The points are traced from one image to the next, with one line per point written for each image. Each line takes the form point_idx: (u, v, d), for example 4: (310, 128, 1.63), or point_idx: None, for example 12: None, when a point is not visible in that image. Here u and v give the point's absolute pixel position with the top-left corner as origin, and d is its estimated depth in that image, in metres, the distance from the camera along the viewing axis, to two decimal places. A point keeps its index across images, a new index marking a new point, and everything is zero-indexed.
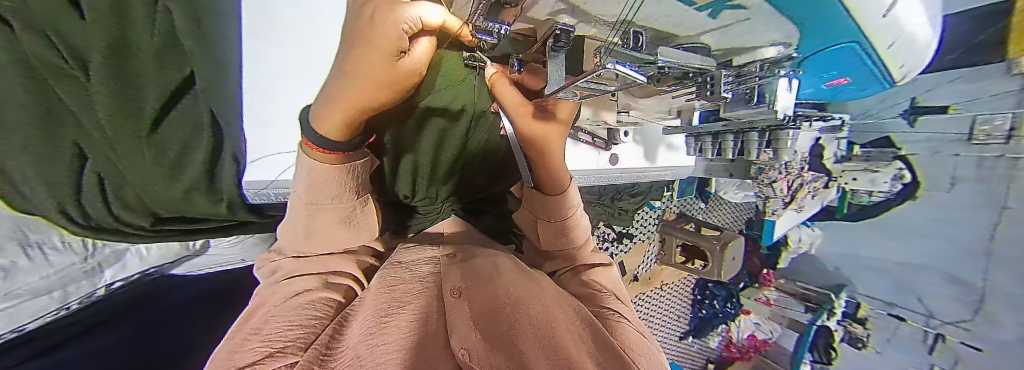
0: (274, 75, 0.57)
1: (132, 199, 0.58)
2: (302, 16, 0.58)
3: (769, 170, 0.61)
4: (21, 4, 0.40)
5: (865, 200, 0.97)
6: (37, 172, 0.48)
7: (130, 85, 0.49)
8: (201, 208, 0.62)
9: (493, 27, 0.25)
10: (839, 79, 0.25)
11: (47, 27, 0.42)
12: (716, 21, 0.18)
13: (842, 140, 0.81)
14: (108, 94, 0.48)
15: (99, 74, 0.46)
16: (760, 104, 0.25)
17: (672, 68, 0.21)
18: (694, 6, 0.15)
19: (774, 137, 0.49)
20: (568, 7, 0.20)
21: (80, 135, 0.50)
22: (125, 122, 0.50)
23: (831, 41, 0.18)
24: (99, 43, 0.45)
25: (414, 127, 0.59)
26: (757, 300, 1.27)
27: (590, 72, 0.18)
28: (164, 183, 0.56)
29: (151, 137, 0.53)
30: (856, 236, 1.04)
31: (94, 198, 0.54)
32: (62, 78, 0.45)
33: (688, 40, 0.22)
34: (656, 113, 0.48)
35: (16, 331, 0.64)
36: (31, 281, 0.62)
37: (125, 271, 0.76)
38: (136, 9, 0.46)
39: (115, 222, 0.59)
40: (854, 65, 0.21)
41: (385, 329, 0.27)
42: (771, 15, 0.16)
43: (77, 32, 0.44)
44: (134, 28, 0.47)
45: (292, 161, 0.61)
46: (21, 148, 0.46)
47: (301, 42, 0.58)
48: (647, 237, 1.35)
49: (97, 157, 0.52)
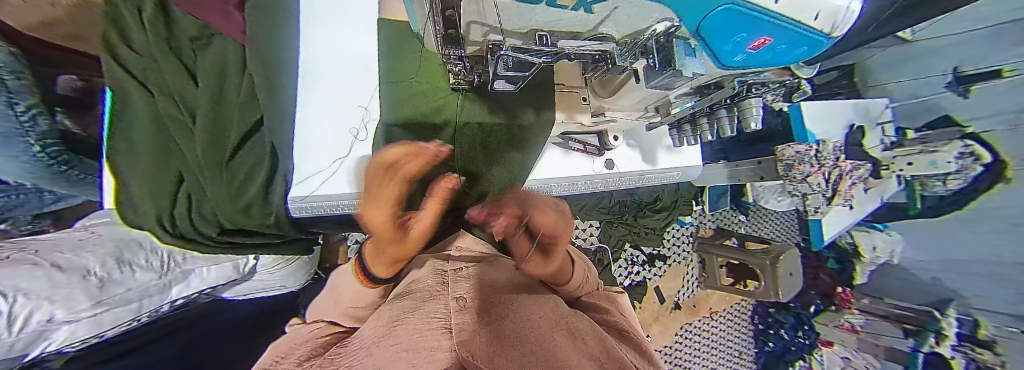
0: (324, 101, 0.64)
1: (208, 214, 0.56)
2: (332, 55, 0.65)
3: (799, 165, 0.80)
4: (160, 80, 0.50)
5: (940, 189, 0.87)
6: (150, 195, 0.51)
7: (219, 122, 0.54)
8: (255, 221, 0.59)
9: (456, 53, 0.35)
10: (760, 41, 0.24)
11: (174, 91, 0.51)
12: (597, 14, 0.22)
13: (886, 125, 0.92)
14: (204, 133, 0.52)
15: (203, 117, 0.52)
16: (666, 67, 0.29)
17: (574, 51, 0.28)
18: (569, 8, 0.21)
19: (741, 109, 0.43)
20: (492, 27, 0.26)
21: (182, 165, 0.52)
22: (214, 149, 0.53)
23: (713, 5, 0.19)
24: (205, 97, 0.52)
25: (404, 134, 0.50)
26: (838, 327, 1.01)
27: (499, 59, 0.30)
28: (229, 199, 0.55)
29: (229, 164, 0.55)
30: (938, 233, 0.92)
31: (182, 215, 0.54)
32: (174, 123, 0.51)
33: (592, 33, 0.26)
34: (636, 112, 0.52)
35: (97, 339, 0.50)
36: (121, 292, 0.49)
37: (190, 289, 0.62)
38: (230, 73, 0.55)
39: (194, 231, 0.57)
40: (761, 25, 0.21)
41: (401, 320, 0.25)
42: (631, 3, 0.20)
43: (188, 92, 0.52)
44: (229, 84, 0.55)
45: (329, 172, 0.62)
46: (146, 177, 0.50)
47: (340, 72, 0.65)
48: (683, 259, 1.20)
49: (192, 183, 0.54)
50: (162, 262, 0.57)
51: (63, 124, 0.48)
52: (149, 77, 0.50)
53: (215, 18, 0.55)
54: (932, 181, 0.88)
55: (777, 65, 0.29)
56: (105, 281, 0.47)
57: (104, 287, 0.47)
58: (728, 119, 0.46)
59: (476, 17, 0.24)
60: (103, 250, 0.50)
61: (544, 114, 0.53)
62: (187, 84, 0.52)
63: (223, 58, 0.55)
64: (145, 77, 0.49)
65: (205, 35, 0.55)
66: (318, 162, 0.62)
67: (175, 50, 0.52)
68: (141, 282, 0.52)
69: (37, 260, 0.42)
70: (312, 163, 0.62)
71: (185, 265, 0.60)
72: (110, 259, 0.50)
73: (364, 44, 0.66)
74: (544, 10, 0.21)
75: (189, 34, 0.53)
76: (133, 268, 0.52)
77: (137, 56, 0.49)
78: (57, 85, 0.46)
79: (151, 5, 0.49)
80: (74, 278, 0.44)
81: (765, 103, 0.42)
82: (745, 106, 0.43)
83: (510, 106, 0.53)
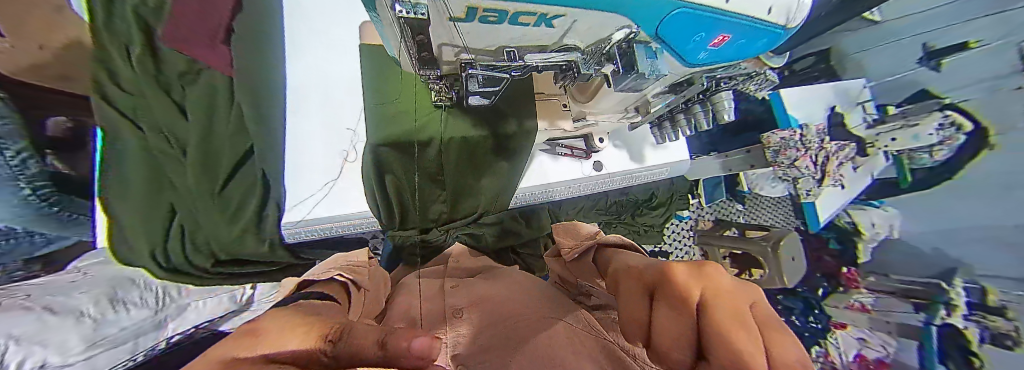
0: (310, 128, 0.69)
1: (202, 244, 0.57)
2: (318, 83, 0.71)
3: (785, 150, 0.82)
4: (151, 116, 0.49)
5: (928, 161, 0.83)
6: (145, 231, 0.52)
7: (211, 152, 0.54)
8: (249, 248, 0.61)
9: (432, 73, 0.36)
10: (719, 38, 0.25)
11: (163, 126, 0.50)
12: (558, 28, 0.24)
13: (867, 103, 0.96)
14: (196, 166, 0.52)
15: (196, 150, 0.52)
16: (629, 71, 0.29)
17: (544, 63, 0.29)
18: (532, 25, 0.22)
19: (714, 103, 0.45)
20: (462, 47, 0.27)
21: (175, 198, 0.52)
22: (205, 180, 0.53)
23: (666, 10, 0.21)
24: (196, 131, 0.52)
25: (395, 155, 0.52)
26: (848, 307, 0.90)
27: (466, 76, 0.33)
28: (224, 224, 0.57)
29: (221, 193, 0.55)
30: (931, 203, 0.82)
31: (175, 247, 0.55)
32: (165, 157, 0.50)
33: (558, 45, 0.27)
34: (617, 114, 0.54)
35: None
36: (113, 332, 0.54)
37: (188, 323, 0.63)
38: (220, 106, 0.55)
39: (187, 264, 0.58)
40: (715, 22, 0.22)
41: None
42: (586, 14, 0.21)
43: (180, 127, 0.51)
44: (218, 117, 0.55)
45: (321, 195, 0.66)
46: (140, 213, 0.50)
47: (324, 100, 0.70)
48: (686, 254, 1.17)
49: (185, 215, 0.53)
50: (155, 298, 0.63)
51: (52, 165, 0.47)
52: (140, 115, 0.49)
53: (204, 53, 0.55)
54: (917, 153, 0.85)
55: (743, 58, 0.30)
56: (99, 322, 0.53)
57: (98, 327, 0.52)
58: (703, 114, 0.47)
59: (446, 39, 0.26)
60: (95, 291, 0.56)
61: (526, 124, 0.55)
62: (177, 118, 0.51)
63: (214, 91, 0.55)
64: (136, 115, 0.48)
65: (193, 69, 0.54)
66: (310, 186, 0.66)
67: (164, 87, 0.51)
68: (134, 321, 0.57)
69: (30, 304, 0.46)
70: (303, 188, 0.66)
71: (182, 300, 0.66)
72: (103, 300, 0.56)
73: (346, 70, 0.72)
74: (507, 27, 0.23)
75: (177, 69, 0.52)
76: (127, 306, 0.58)
77: (125, 95, 0.47)
78: (47, 128, 0.45)
79: (139, 42, 0.48)
80: (67, 320, 0.49)
81: (735, 95, 0.44)
82: (717, 100, 0.44)
83: (497, 119, 0.56)
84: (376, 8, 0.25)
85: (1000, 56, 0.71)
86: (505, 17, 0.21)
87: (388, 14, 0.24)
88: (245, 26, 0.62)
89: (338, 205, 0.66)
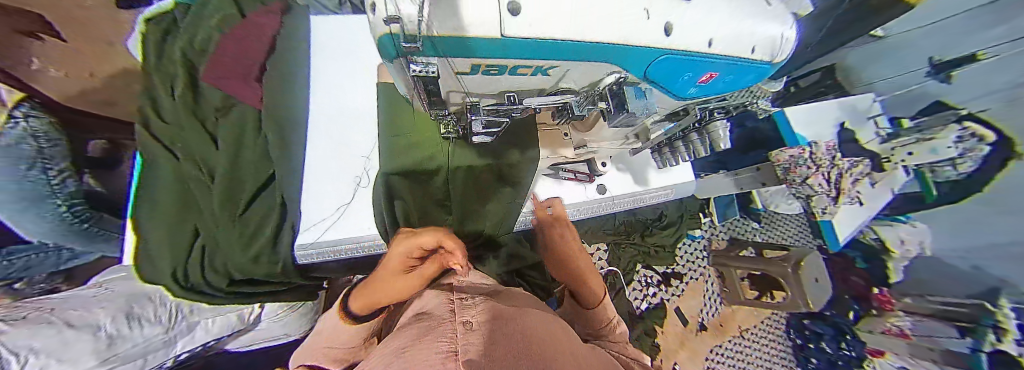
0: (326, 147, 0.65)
1: (220, 266, 0.59)
2: (336, 108, 0.69)
3: (794, 169, 0.79)
4: (188, 146, 0.58)
5: (953, 174, 0.91)
6: (169, 249, 0.56)
7: (235, 178, 0.59)
8: (262, 270, 0.61)
9: (439, 112, 0.39)
10: (706, 75, 0.27)
11: (197, 154, 0.58)
12: (552, 75, 0.26)
13: (877, 118, 0.98)
14: (222, 190, 0.57)
15: (224, 176, 0.57)
16: (618, 111, 0.29)
17: (541, 106, 0.32)
18: (530, 73, 0.24)
19: (710, 133, 0.46)
20: (469, 93, 0.30)
21: (198, 219, 0.58)
22: (227, 205, 0.58)
23: (655, 57, 0.23)
24: (223, 160, 0.58)
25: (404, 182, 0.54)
26: None
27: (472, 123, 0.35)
28: (242, 246, 0.59)
29: (242, 216, 0.59)
30: (958, 222, 0.94)
31: (196, 269, 0.58)
32: (195, 182, 0.57)
33: (554, 88, 0.29)
34: (616, 141, 0.56)
35: None
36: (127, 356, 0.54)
37: (194, 341, 0.65)
38: (247, 137, 0.61)
39: (206, 285, 0.60)
40: (699, 63, 0.24)
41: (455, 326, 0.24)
42: (579, 63, 0.23)
43: (211, 156, 0.58)
44: (246, 149, 0.61)
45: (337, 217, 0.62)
46: (165, 232, 0.56)
47: (343, 121, 0.68)
48: (700, 274, 1.13)
49: (205, 235, 0.58)
50: (168, 315, 0.61)
51: (88, 183, 0.54)
52: (179, 145, 0.57)
53: (241, 91, 0.62)
54: (941, 167, 0.92)
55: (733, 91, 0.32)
56: (114, 338, 0.51)
57: (112, 345, 0.51)
58: (700, 142, 0.48)
59: (453, 87, 0.28)
60: (114, 305, 0.55)
61: (529, 153, 0.57)
62: (209, 147, 0.59)
63: (243, 124, 0.61)
64: (173, 145, 0.57)
65: (227, 104, 0.61)
66: (323, 208, 0.62)
67: (201, 120, 0.59)
68: (148, 338, 0.56)
69: (53, 319, 0.46)
70: (314, 211, 0.61)
71: (194, 317, 0.65)
72: (121, 315, 0.54)
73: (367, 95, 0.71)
74: (507, 76, 0.25)
75: (214, 105, 0.60)
76: (141, 323, 0.56)
77: (167, 126, 0.57)
78: (90, 148, 0.54)
79: (182, 81, 0.59)
80: (86, 336, 0.48)
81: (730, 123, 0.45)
82: (711, 129, 0.45)
83: (496, 148, 0.57)
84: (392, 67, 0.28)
85: (1007, 69, 0.80)
86: (505, 70, 0.23)
87: (404, 71, 0.26)
88: (276, 63, 0.67)
89: (352, 228, 0.62)
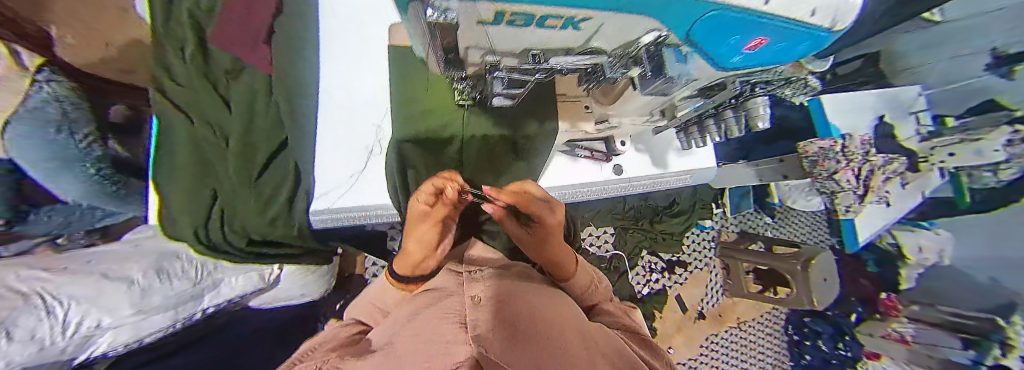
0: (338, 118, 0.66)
1: (238, 228, 0.61)
2: (346, 74, 0.68)
3: (823, 163, 0.75)
4: (200, 109, 0.57)
5: (992, 182, 0.87)
6: (188, 210, 0.56)
7: (248, 144, 0.60)
8: (279, 232, 0.64)
9: (458, 73, 0.37)
10: (758, 40, 0.24)
11: (211, 118, 0.57)
12: (584, 30, 0.23)
13: (920, 114, 0.92)
14: (237, 154, 0.58)
15: (237, 140, 0.58)
16: (662, 73, 0.29)
17: (567, 66, 0.29)
18: (559, 26, 0.22)
19: (748, 110, 0.43)
20: (491, 49, 0.28)
21: (216, 183, 0.58)
22: (243, 169, 0.59)
23: (701, 11, 0.20)
24: (237, 125, 0.58)
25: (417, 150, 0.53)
26: None
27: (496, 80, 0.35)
28: (259, 209, 0.61)
29: (257, 181, 0.61)
30: (986, 233, 0.90)
31: (215, 229, 0.59)
32: (209, 145, 0.57)
33: (583, 47, 0.27)
34: (641, 117, 0.54)
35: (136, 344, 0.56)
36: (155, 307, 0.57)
37: (220, 297, 0.68)
38: (259, 104, 0.61)
39: (225, 244, 0.62)
40: (753, 24, 0.21)
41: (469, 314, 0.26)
42: (615, 15, 0.20)
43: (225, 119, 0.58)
44: (258, 114, 0.61)
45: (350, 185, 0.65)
46: (183, 194, 0.55)
47: (354, 89, 0.68)
48: (706, 264, 1.13)
49: (224, 199, 0.59)
50: (195, 270, 0.63)
51: (113, 148, 0.54)
52: (192, 107, 0.56)
53: (247, 55, 0.61)
54: (979, 172, 0.88)
55: (784, 61, 0.28)
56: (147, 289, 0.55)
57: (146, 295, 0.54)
58: (735, 120, 0.46)
59: (473, 42, 0.26)
60: (147, 261, 0.57)
61: (546, 125, 0.54)
62: (222, 111, 0.58)
63: (253, 90, 0.61)
64: (186, 107, 0.55)
65: (236, 68, 0.61)
66: (338, 174, 0.64)
67: (213, 83, 0.58)
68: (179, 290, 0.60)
69: (90, 270, 0.50)
70: (330, 178, 0.64)
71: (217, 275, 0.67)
72: (151, 271, 0.56)
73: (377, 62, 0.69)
74: (534, 29, 0.23)
75: (224, 68, 0.59)
76: (170, 277, 0.59)
77: (181, 89, 0.55)
78: (110, 113, 0.53)
79: (192, 41, 0.55)
80: (121, 285, 0.52)
81: (770, 101, 0.42)
82: (750, 105, 0.43)
83: (511, 118, 0.55)
84: (408, 16, 0.26)
85: None
86: (532, 20, 0.21)
87: (419, 19, 0.24)
88: (282, 29, 0.66)
89: (362, 197, 0.64)
